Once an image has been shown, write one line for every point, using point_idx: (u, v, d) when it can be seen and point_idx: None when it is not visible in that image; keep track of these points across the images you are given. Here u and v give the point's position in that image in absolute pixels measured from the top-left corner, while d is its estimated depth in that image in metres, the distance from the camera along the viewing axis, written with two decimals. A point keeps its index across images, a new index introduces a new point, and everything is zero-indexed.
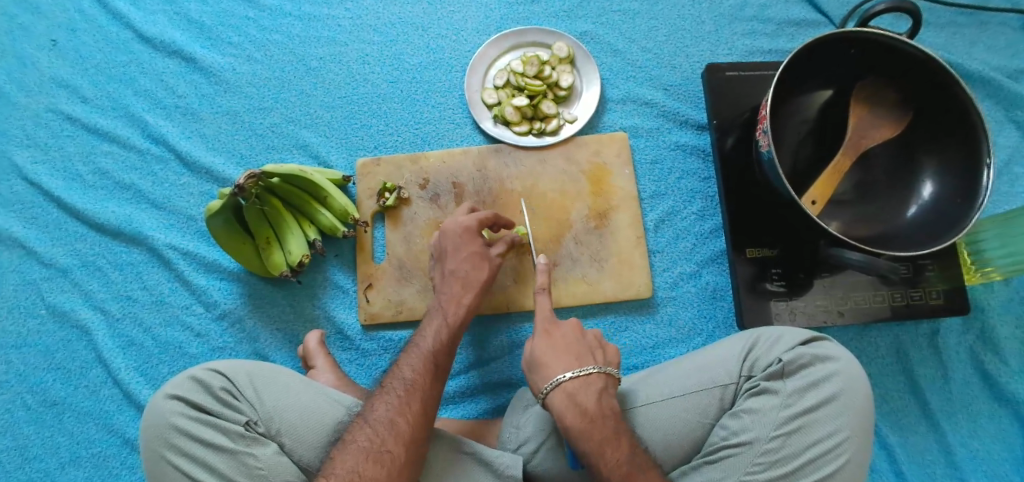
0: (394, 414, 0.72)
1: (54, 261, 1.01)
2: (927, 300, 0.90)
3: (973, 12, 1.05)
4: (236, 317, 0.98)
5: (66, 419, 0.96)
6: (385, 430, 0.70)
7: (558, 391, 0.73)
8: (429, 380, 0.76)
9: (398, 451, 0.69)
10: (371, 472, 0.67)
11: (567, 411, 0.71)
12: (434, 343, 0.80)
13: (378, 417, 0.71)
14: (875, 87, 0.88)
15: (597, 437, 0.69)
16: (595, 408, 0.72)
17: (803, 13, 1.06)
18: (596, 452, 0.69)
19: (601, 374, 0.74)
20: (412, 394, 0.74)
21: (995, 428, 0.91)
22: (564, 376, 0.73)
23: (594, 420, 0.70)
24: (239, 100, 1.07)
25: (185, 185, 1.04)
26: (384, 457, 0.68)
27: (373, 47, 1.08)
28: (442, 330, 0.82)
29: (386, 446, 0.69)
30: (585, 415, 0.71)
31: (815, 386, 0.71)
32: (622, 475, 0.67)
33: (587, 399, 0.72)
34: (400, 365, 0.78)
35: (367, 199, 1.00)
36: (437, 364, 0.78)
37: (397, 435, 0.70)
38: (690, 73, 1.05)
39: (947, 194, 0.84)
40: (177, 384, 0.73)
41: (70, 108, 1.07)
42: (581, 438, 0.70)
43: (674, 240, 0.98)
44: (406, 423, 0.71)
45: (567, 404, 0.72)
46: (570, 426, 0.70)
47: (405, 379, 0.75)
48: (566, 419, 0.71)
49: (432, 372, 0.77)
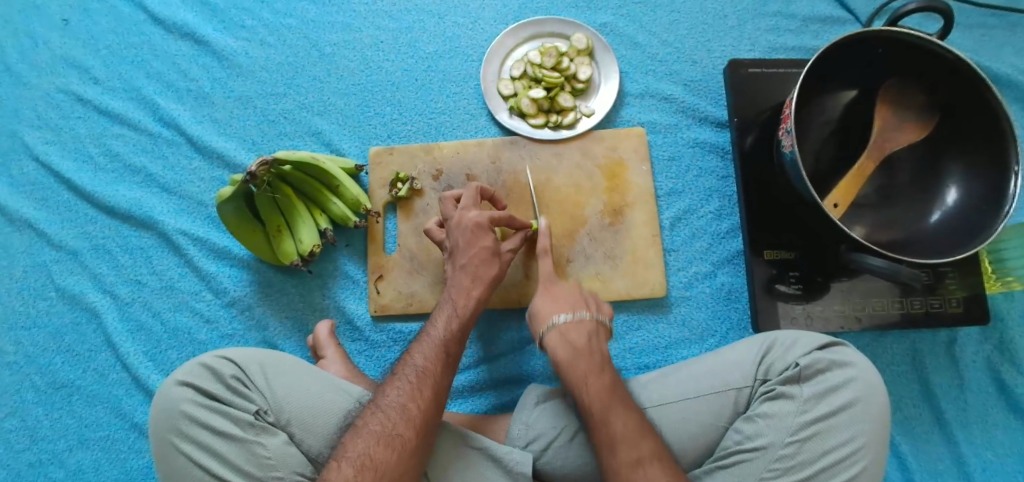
0: (405, 399, 0.71)
1: (64, 244, 1.01)
2: (947, 308, 0.88)
3: (1003, 13, 1.02)
4: (245, 304, 0.97)
5: (74, 402, 0.96)
6: (396, 415, 0.70)
7: (552, 332, 0.78)
8: (441, 367, 0.75)
9: (409, 436, 0.68)
10: (382, 456, 0.66)
11: (559, 350, 0.77)
12: (444, 333, 0.78)
13: (390, 402, 0.71)
14: (902, 88, 0.86)
15: (582, 367, 0.74)
16: (586, 344, 0.77)
17: (829, 10, 1.03)
18: (579, 381, 0.73)
19: (595, 322, 0.80)
20: (423, 381, 0.73)
21: (1009, 439, 0.89)
22: (558, 319, 0.79)
23: (583, 353, 0.76)
24: (252, 85, 1.05)
25: (196, 170, 1.03)
26: (395, 440, 0.68)
27: (389, 34, 1.06)
28: (453, 320, 0.79)
29: (397, 430, 0.68)
30: (574, 349, 0.76)
31: (831, 392, 0.70)
32: (601, 401, 0.71)
33: (579, 339, 0.77)
34: (411, 353, 0.77)
35: (380, 189, 0.99)
36: (449, 353, 0.77)
37: (408, 420, 0.69)
38: (711, 69, 1.02)
39: (973, 200, 0.82)
40: (187, 370, 0.73)
41: (81, 90, 1.06)
42: (567, 367, 0.75)
43: (690, 238, 0.96)
44: (417, 410, 0.70)
45: (559, 342, 0.77)
46: (560, 361, 0.76)
47: (416, 366, 0.74)
48: (558, 353, 0.77)
49: (443, 361, 0.76)
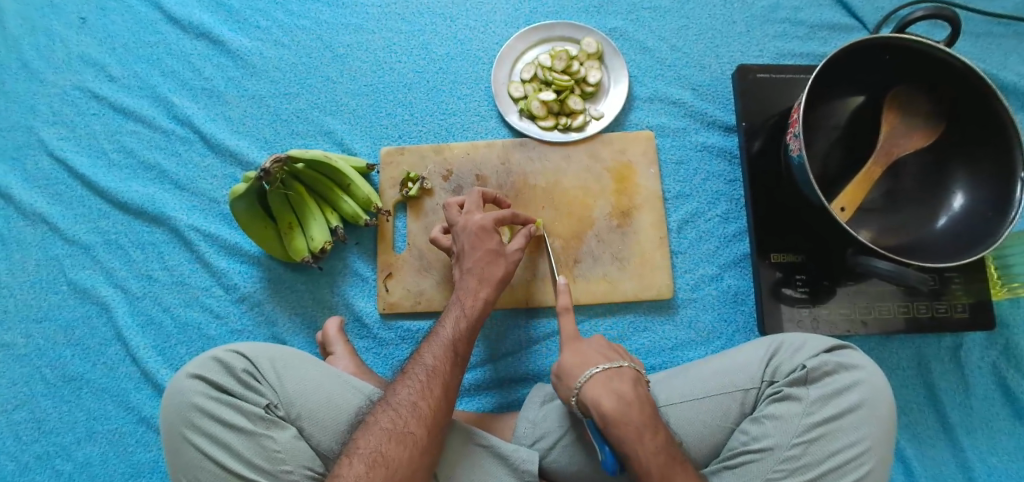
0: (415, 397, 0.71)
1: (76, 238, 1.02)
2: (952, 314, 0.89)
3: (1010, 22, 1.03)
4: (255, 300, 0.98)
5: (83, 395, 0.97)
6: (407, 413, 0.70)
7: (592, 383, 0.71)
8: (450, 365, 0.75)
9: (420, 433, 0.69)
10: (394, 453, 0.67)
11: (605, 403, 0.70)
12: (453, 333, 0.79)
13: (400, 400, 0.71)
14: (909, 94, 0.86)
15: (634, 424, 0.68)
16: (633, 395, 0.71)
17: (837, 18, 1.04)
18: (634, 439, 0.68)
19: (631, 368, 0.74)
20: (433, 379, 0.73)
21: (1014, 445, 0.90)
22: (597, 370, 0.72)
23: (632, 406, 0.70)
24: (265, 84, 1.07)
25: (208, 167, 1.04)
26: (406, 437, 0.68)
27: (401, 36, 1.07)
28: (460, 321, 0.80)
29: (409, 428, 0.69)
30: (622, 401, 0.70)
31: (838, 395, 0.71)
32: (660, 464, 0.67)
33: (623, 389, 0.71)
34: (420, 352, 0.77)
35: (390, 188, 1.00)
36: (457, 353, 0.77)
37: (419, 418, 0.70)
38: (719, 74, 1.03)
39: (979, 205, 0.83)
40: (199, 363, 0.74)
41: (97, 87, 1.08)
42: (619, 425, 0.68)
43: (697, 241, 0.97)
44: (428, 408, 0.71)
45: (603, 394, 0.70)
46: (607, 414, 0.69)
47: (425, 365, 0.75)
48: (604, 407, 0.69)
49: (452, 360, 0.76)
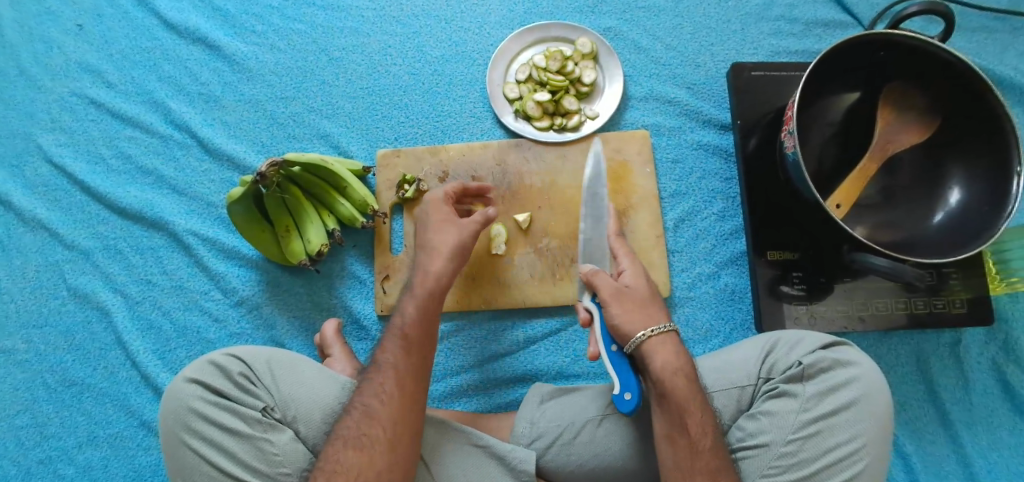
0: (369, 397, 0.72)
1: (76, 244, 1.03)
2: (950, 309, 0.89)
3: (1006, 16, 1.03)
4: (253, 304, 0.99)
5: (84, 400, 0.98)
6: (361, 415, 0.70)
7: (660, 336, 0.73)
8: (402, 355, 0.75)
9: (376, 433, 0.69)
10: (350, 458, 0.67)
11: (667, 360, 0.72)
12: (405, 319, 0.78)
13: (357, 401, 0.72)
14: (905, 90, 0.86)
15: (687, 384, 0.70)
16: (687, 359, 0.73)
17: (832, 14, 1.04)
18: (683, 398, 0.69)
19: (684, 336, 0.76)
20: (383, 376, 0.73)
21: (1014, 440, 0.89)
22: (668, 326, 0.74)
23: (687, 369, 0.72)
24: (261, 88, 1.07)
25: (206, 171, 1.05)
26: (360, 440, 0.68)
27: (396, 38, 1.08)
28: (418, 311, 0.78)
29: (364, 430, 0.69)
30: (682, 362, 0.72)
31: (834, 391, 0.71)
32: (702, 426, 0.68)
33: (681, 353, 0.73)
34: (379, 350, 0.76)
35: (387, 191, 1.00)
36: (414, 345, 0.76)
37: (372, 418, 0.70)
38: (714, 73, 1.04)
39: (976, 200, 0.82)
40: (196, 368, 0.74)
41: (95, 93, 1.09)
42: (674, 379, 0.70)
43: (693, 240, 0.97)
44: (380, 406, 0.71)
45: (665, 349, 0.72)
46: (666, 368, 0.71)
47: (377, 362, 0.75)
48: (664, 361, 0.72)
49: (403, 349, 0.75)
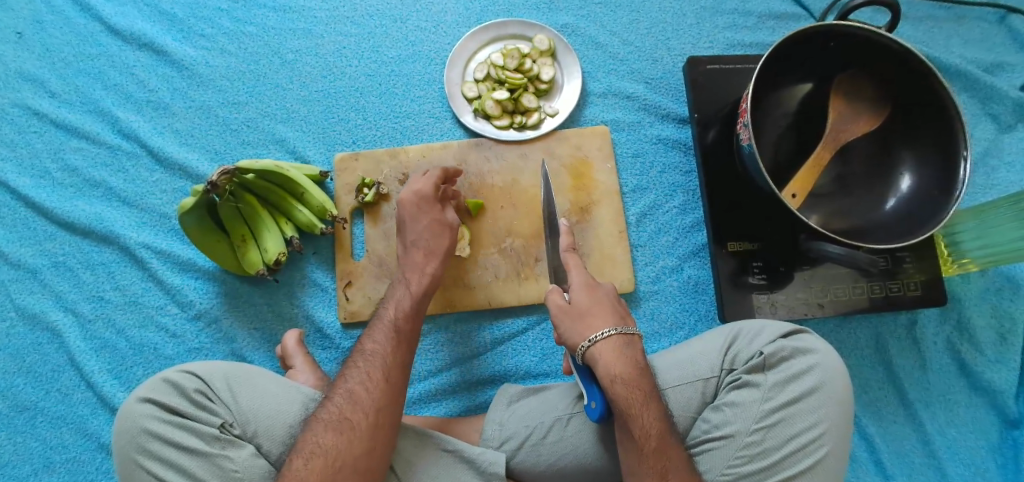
0: (354, 384, 0.72)
1: (23, 262, 0.98)
2: (905, 292, 0.91)
3: (950, 6, 1.06)
4: (212, 316, 0.96)
5: (37, 424, 0.94)
6: (344, 401, 0.70)
7: (606, 343, 0.70)
8: (392, 347, 0.75)
9: (358, 418, 0.69)
10: (331, 441, 0.67)
11: (616, 367, 0.69)
12: (396, 313, 0.79)
13: (339, 389, 0.72)
14: (854, 80, 0.88)
15: (639, 391, 0.69)
16: (639, 363, 0.71)
17: (784, 7, 1.06)
18: (634, 407, 0.68)
19: (638, 334, 0.73)
20: (372, 364, 0.73)
21: (970, 416, 0.92)
22: (612, 330, 0.71)
23: (641, 374, 0.70)
24: (213, 94, 1.04)
25: (158, 182, 1.01)
26: (342, 424, 0.68)
27: (351, 39, 1.06)
28: (406, 299, 0.81)
29: (345, 415, 0.69)
30: (633, 368, 0.70)
31: (795, 379, 0.72)
32: (659, 433, 0.67)
33: (633, 357, 0.71)
34: (363, 339, 0.77)
35: (346, 195, 0.98)
36: (401, 332, 0.77)
37: (355, 404, 0.70)
38: (671, 67, 1.04)
39: (925, 186, 0.85)
40: (150, 386, 0.71)
41: (37, 104, 1.04)
42: (624, 388, 0.68)
43: (656, 234, 0.97)
44: (365, 392, 0.71)
45: (613, 356, 0.70)
46: (618, 376, 0.69)
47: (365, 351, 0.75)
48: (612, 369, 0.69)
49: (394, 341, 0.76)
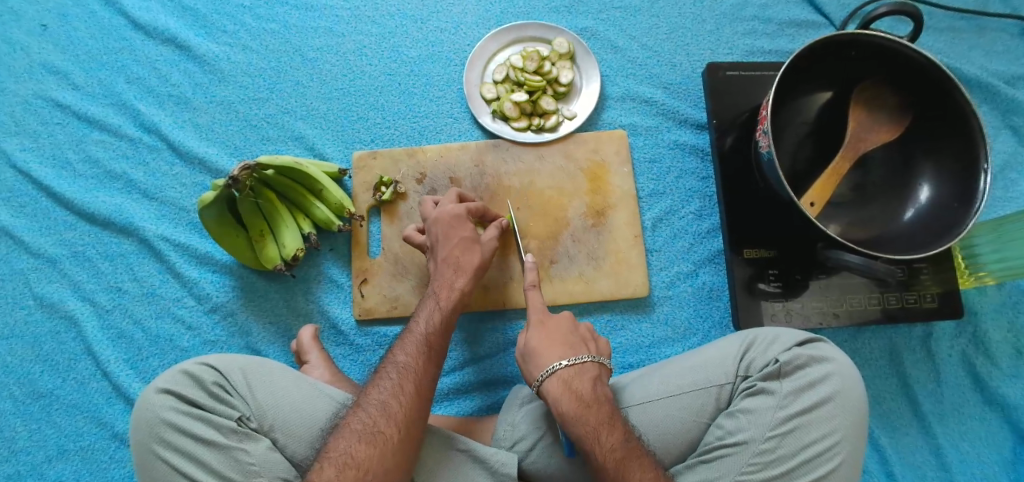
0: (387, 395, 0.72)
1: (43, 251, 1.00)
2: (922, 303, 0.90)
3: (972, 17, 1.05)
4: (228, 310, 0.97)
5: (53, 411, 0.95)
6: (376, 411, 0.70)
7: (553, 379, 0.73)
8: (423, 360, 0.76)
9: (391, 431, 0.69)
10: (364, 454, 0.67)
11: (566, 400, 0.71)
12: (426, 326, 0.79)
13: (372, 399, 0.72)
14: (875, 89, 0.87)
15: (592, 421, 0.69)
16: (591, 394, 0.72)
17: (804, 14, 1.05)
18: (591, 436, 0.69)
19: (592, 363, 0.75)
20: (404, 377, 0.73)
21: (984, 430, 0.91)
22: (560, 364, 0.73)
23: (590, 406, 0.70)
24: (233, 90, 1.05)
25: (178, 175, 1.02)
26: (376, 437, 0.68)
27: (371, 38, 1.06)
28: (435, 313, 0.80)
29: (378, 427, 0.69)
30: (580, 400, 0.71)
31: (811, 387, 0.71)
32: (616, 458, 0.67)
33: (585, 387, 0.72)
34: (394, 350, 0.77)
35: (363, 193, 0.99)
36: (431, 345, 0.77)
37: (388, 416, 0.70)
38: (690, 72, 1.04)
39: (945, 198, 0.84)
40: (168, 378, 0.71)
41: (60, 95, 1.05)
42: (575, 423, 0.69)
43: (671, 239, 0.98)
44: (399, 405, 0.71)
45: (562, 391, 0.72)
46: (565, 413, 0.70)
47: (397, 363, 0.75)
48: (562, 405, 0.71)
49: (425, 355, 0.76)
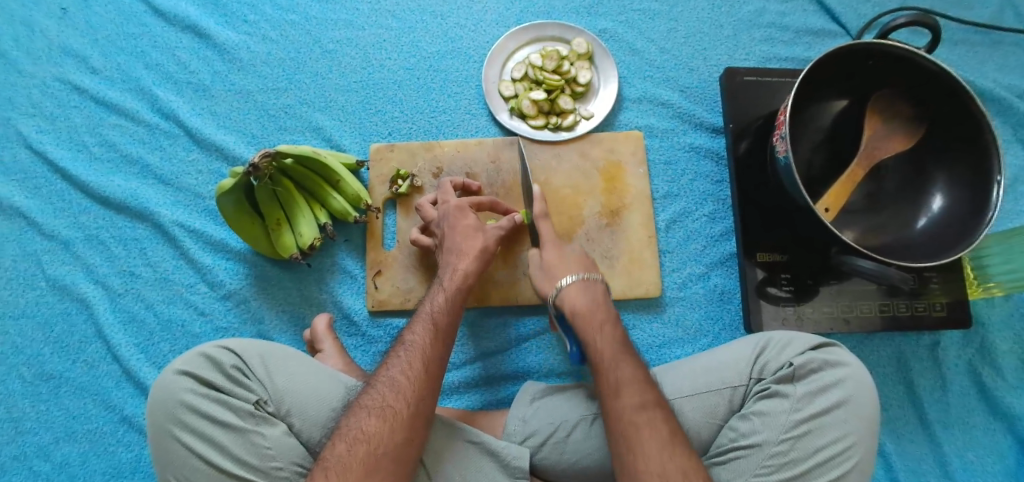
0: (396, 371, 0.72)
1: (56, 233, 1.00)
2: (931, 312, 0.91)
3: (986, 31, 1.07)
4: (241, 297, 0.97)
5: (62, 394, 0.95)
6: (387, 388, 0.71)
7: (568, 288, 0.79)
8: (431, 339, 0.75)
9: (400, 406, 0.69)
10: (374, 428, 0.67)
11: (578, 304, 0.78)
12: (433, 307, 0.79)
13: (381, 376, 0.72)
14: (890, 99, 0.89)
15: (597, 318, 0.76)
16: (598, 301, 0.79)
17: (821, 23, 1.07)
18: (593, 328, 0.75)
19: (602, 282, 0.82)
20: (413, 355, 0.74)
21: (989, 441, 0.92)
22: (573, 278, 0.80)
23: (598, 307, 0.78)
24: (252, 79, 1.06)
25: (194, 161, 1.03)
26: (385, 411, 0.69)
27: (391, 33, 1.07)
28: (440, 294, 0.81)
29: (388, 402, 0.70)
30: (591, 302, 0.78)
31: (824, 391, 0.72)
32: (613, 350, 0.73)
33: (595, 295, 0.79)
34: (405, 330, 0.78)
35: (380, 185, 0.99)
36: (442, 327, 0.77)
37: (397, 392, 0.70)
38: (707, 76, 1.05)
39: (959, 208, 0.85)
40: (186, 359, 0.71)
41: (78, 79, 1.06)
42: (582, 317, 0.77)
43: (684, 241, 0.98)
44: (407, 381, 0.71)
45: (576, 295, 0.79)
46: (576, 310, 0.78)
47: (406, 342, 0.75)
48: (574, 304, 0.78)
49: (432, 334, 0.76)
